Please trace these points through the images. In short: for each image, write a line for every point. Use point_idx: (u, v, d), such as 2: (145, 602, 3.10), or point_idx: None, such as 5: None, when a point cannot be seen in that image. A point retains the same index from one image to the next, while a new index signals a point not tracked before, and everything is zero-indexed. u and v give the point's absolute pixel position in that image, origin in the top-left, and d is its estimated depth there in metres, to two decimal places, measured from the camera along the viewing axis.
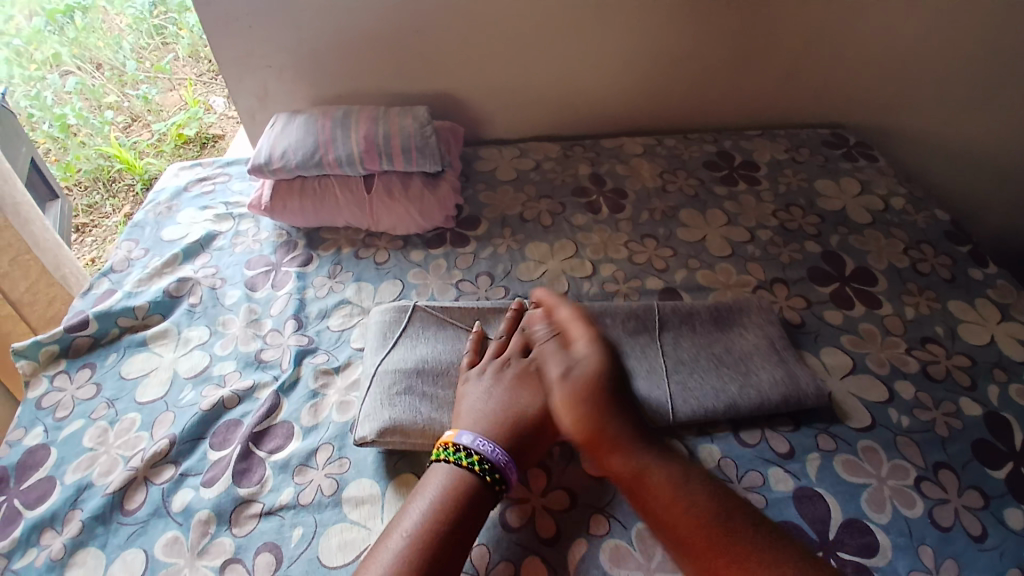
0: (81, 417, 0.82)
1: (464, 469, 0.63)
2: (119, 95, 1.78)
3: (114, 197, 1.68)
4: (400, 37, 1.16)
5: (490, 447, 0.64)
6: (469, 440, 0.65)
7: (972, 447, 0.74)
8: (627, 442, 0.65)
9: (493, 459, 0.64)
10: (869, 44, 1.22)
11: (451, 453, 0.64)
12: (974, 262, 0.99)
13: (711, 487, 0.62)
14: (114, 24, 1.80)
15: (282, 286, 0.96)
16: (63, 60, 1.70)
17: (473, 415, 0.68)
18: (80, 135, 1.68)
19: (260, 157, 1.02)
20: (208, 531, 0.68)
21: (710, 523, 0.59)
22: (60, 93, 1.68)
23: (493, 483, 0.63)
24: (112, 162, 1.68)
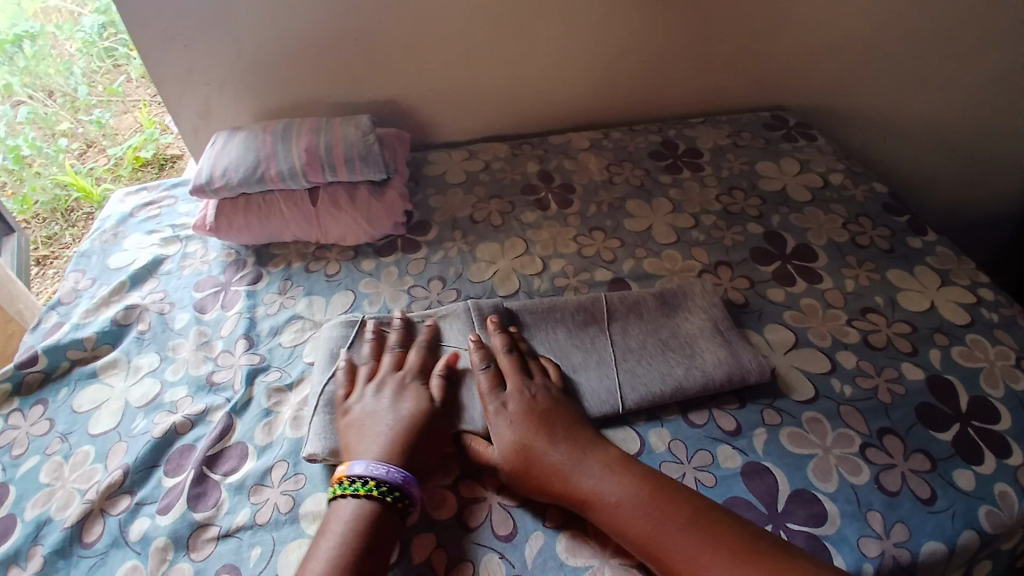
0: (36, 453, 0.81)
1: (355, 498, 0.64)
2: (73, 122, 1.75)
3: (74, 226, 1.63)
4: (339, 46, 1.16)
5: (385, 469, 0.65)
6: (361, 468, 0.66)
7: (914, 412, 0.77)
8: (567, 469, 0.66)
9: (390, 479, 0.65)
10: (801, 26, 1.25)
11: (345, 486, 0.65)
12: (911, 231, 1.03)
13: (656, 493, 0.63)
14: (62, 50, 1.78)
15: (231, 306, 0.95)
16: (14, 90, 1.70)
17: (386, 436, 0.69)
18: (35, 164, 1.65)
19: (201, 177, 1.01)
20: (166, 558, 0.67)
21: (662, 531, 0.61)
22: (13, 123, 1.68)
23: (393, 500, 0.64)
24: (69, 190, 1.64)
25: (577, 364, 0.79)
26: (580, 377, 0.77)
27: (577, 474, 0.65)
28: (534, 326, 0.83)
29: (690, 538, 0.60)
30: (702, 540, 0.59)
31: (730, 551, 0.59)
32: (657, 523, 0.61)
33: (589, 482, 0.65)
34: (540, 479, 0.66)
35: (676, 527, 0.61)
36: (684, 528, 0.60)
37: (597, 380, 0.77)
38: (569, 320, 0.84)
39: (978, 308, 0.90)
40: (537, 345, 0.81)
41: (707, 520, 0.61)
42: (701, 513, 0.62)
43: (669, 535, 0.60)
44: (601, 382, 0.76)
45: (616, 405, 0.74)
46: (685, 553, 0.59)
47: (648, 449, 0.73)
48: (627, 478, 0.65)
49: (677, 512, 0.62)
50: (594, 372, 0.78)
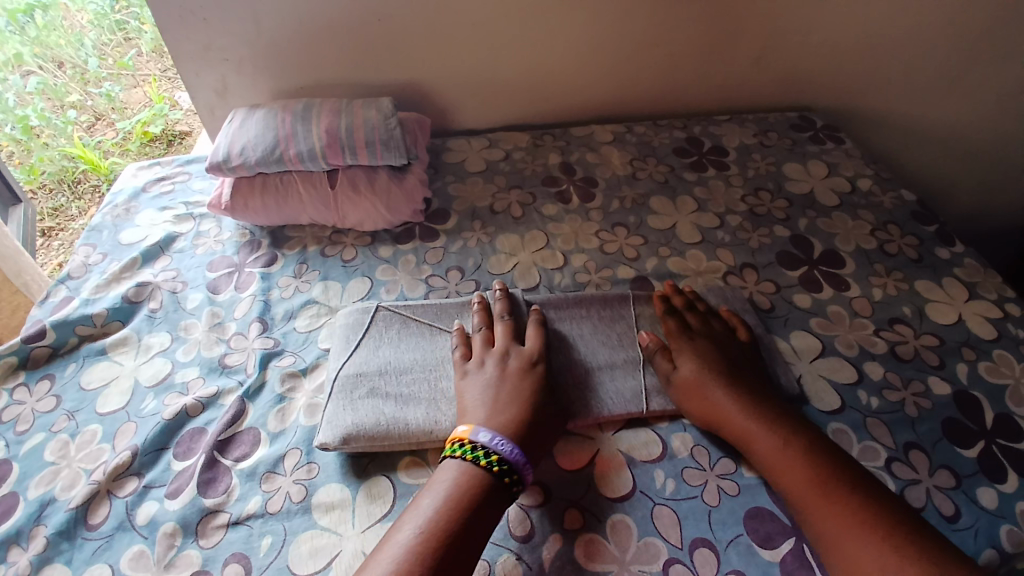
0: (42, 430, 0.79)
1: (473, 463, 0.64)
2: (82, 94, 1.71)
3: (80, 199, 1.62)
4: (362, 26, 1.13)
5: (509, 447, 0.65)
6: (487, 439, 0.65)
7: (940, 426, 0.75)
8: (735, 408, 0.70)
9: (511, 459, 0.64)
10: (834, 26, 1.22)
11: (468, 450, 0.65)
12: (939, 241, 1.00)
13: (806, 450, 0.65)
14: (74, 22, 1.72)
15: (246, 288, 0.93)
16: (24, 59, 1.62)
17: (488, 410, 0.68)
18: (43, 136, 1.61)
19: (218, 155, 0.98)
20: (174, 544, 0.66)
21: (801, 493, 0.63)
22: (22, 93, 1.60)
23: (504, 476, 0.63)
24: (77, 162, 1.62)
25: (589, 364, 0.78)
26: (598, 379, 0.76)
27: (745, 414, 0.69)
28: (555, 322, 0.83)
29: (831, 496, 0.61)
30: (842, 505, 0.61)
31: (871, 525, 0.59)
32: (804, 483, 0.63)
33: (753, 424, 0.68)
34: (715, 415, 0.70)
35: (818, 483, 0.62)
36: (829, 487, 0.62)
37: (608, 384, 0.76)
38: (588, 319, 0.83)
39: (1006, 323, 0.88)
40: (563, 342, 0.80)
41: (861, 497, 0.61)
42: (853, 480, 0.62)
43: (813, 487, 0.62)
44: (615, 387, 0.75)
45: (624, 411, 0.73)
46: (822, 520, 0.61)
47: (671, 454, 0.71)
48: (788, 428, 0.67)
49: (823, 473, 0.63)
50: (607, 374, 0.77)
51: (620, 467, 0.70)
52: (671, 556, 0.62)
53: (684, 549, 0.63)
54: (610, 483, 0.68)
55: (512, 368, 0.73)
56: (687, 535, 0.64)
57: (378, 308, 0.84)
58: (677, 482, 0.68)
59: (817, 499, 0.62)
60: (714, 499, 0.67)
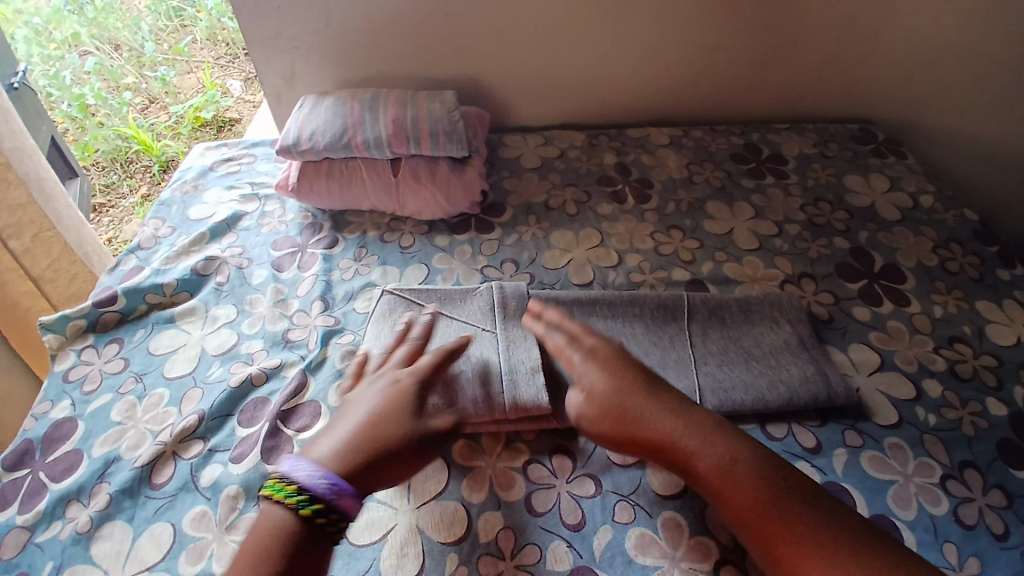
0: (109, 391, 0.84)
1: (278, 503, 0.57)
2: (137, 76, 1.79)
3: (131, 177, 1.69)
4: (428, 21, 1.15)
5: (319, 479, 0.58)
6: (295, 471, 0.59)
7: (996, 447, 0.73)
8: (668, 431, 0.63)
9: (317, 492, 0.57)
10: (905, 39, 1.20)
11: (274, 486, 0.58)
12: (1001, 262, 0.98)
13: (745, 453, 0.60)
14: (133, 7, 1.83)
15: (309, 267, 0.97)
16: (82, 40, 1.76)
17: (349, 440, 0.62)
18: (99, 115, 1.71)
19: (288, 138, 1.02)
20: (236, 506, 0.69)
21: (771, 501, 0.57)
22: (79, 72, 1.74)
23: (316, 516, 0.56)
24: (130, 142, 1.69)
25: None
26: None
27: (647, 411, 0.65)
28: (575, 321, 0.82)
29: (773, 500, 0.57)
30: (794, 506, 0.56)
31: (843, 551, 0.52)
32: (749, 486, 0.58)
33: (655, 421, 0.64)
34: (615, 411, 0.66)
35: (773, 487, 0.57)
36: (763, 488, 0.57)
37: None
38: (624, 319, 0.83)
39: None
40: (615, 339, 0.81)
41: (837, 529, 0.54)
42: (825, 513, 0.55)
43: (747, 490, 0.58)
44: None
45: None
46: (794, 530, 0.55)
47: None
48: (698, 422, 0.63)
49: (777, 481, 0.58)
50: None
51: None
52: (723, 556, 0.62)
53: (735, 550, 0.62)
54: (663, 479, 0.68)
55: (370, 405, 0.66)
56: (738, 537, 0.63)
57: (383, 292, 0.85)
58: None
59: (769, 503, 0.57)
60: None
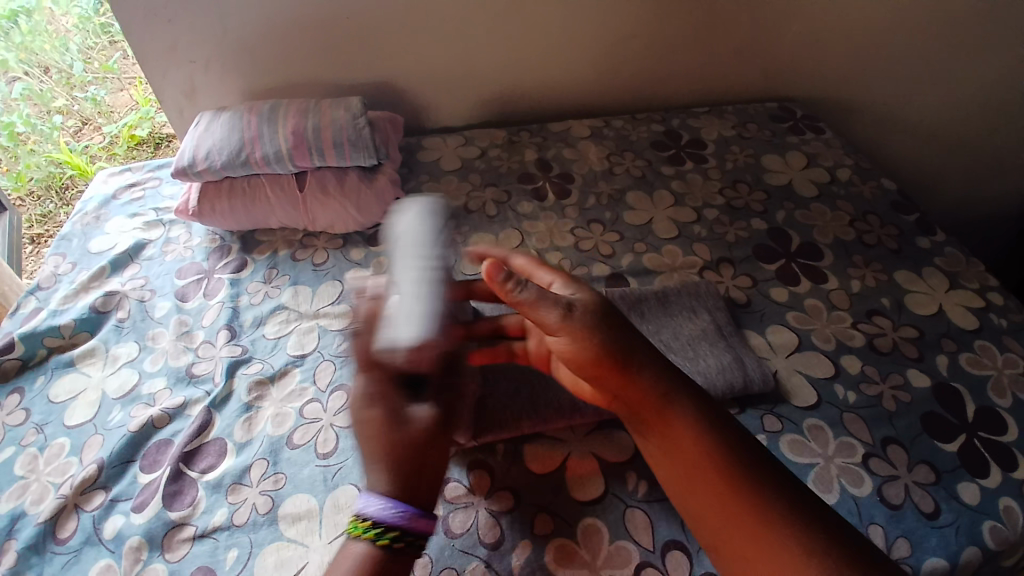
0: (11, 444, 0.78)
1: (358, 541, 0.55)
2: (68, 99, 1.68)
3: (68, 204, 1.61)
4: (330, 25, 1.11)
5: (392, 510, 0.55)
6: (370, 508, 0.55)
7: (919, 421, 0.74)
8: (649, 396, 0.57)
9: (396, 523, 0.55)
10: (812, 17, 1.21)
11: (354, 526, 0.56)
12: (919, 231, 0.99)
13: (748, 472, 0.53)
14: (59, 26, 1.66)
15: (214, 295, 0.92)
16: (10, 65, 1.59)
17: (374, 470, 0.58)
18: (29, 142, 1.60)
19: (183, 159, 0.96)
20: (140, 558, 0.65)
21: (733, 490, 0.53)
22: (6, 100, 1.60)
23: (399, 544, 0.55)
24: (64, 168, 1.61)
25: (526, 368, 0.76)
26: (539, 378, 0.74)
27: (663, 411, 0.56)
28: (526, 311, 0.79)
29: (762, 517, 0.51)
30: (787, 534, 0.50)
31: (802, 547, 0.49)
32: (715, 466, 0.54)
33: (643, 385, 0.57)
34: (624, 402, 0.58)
35: (770, 512, 0.51)
36: (756, 510, 0.51)
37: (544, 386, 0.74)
38: None
39: (986, 313, 0.86)
40: None
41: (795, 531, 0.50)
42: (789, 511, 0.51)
43: (726, 501, 0.52)
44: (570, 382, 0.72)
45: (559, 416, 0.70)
46: (749, 521, 0.51)
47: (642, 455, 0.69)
48: (713, 427, 0.56)
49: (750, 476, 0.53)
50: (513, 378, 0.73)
51: (591, 470, 0.68)
52: (643, 560, 0.61)
53: (656, 553, 0.62)
54: (581, 486, 0.67)
55: (374, 419, 0.59)
56: (659, 538, 0.63)
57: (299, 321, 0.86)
58: (650, 484, 0.67)
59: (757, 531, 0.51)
60: None
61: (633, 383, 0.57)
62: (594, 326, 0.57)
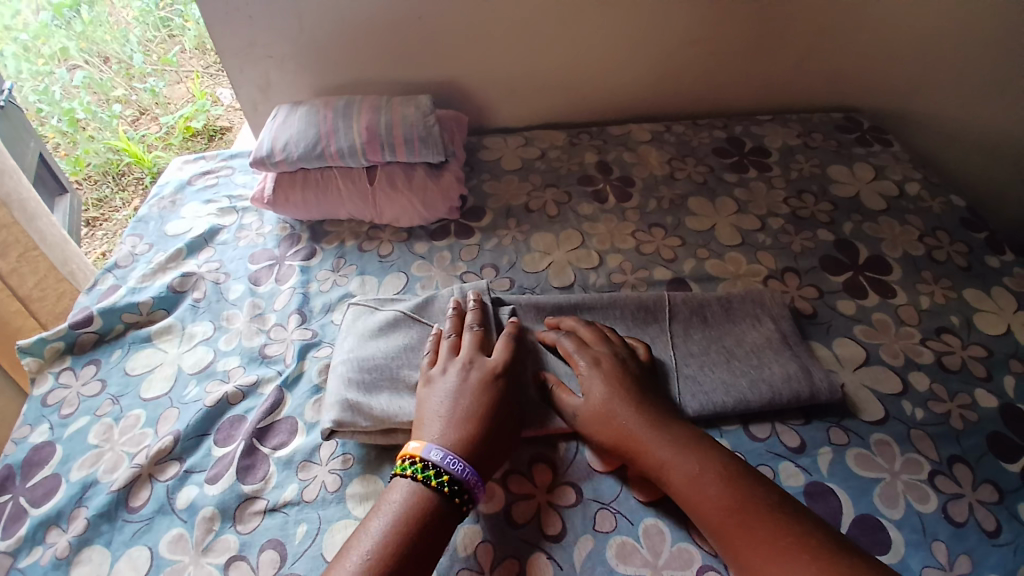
0: (87, 414, 0.83)
1: (419, 482, 0.60)
2: (127, 88, 1.77)
3: (123, 189, 1.68)
4: (401, 25, 1.14)
5: (460, 465, 0.61)
6: (439, 457, 0.61)
7: (986, 440, 0.72)
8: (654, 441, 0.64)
9: (462, 478, 0.61)
10: (886, 25, 1.18)
11: (418, 469, 0.61)
12: (989, 249, 0.96)
13: (750, 499, 0.59)
14: (119, 18, 1.79)
15: (286, 280, 0.96)
16: (70, 54, 1.71)
17: (443, 423, 0.65)
18: (88, 129, 1.68)
19: (262, 150, 1.01)
20: (212, 528, 0.68)
21: (739, 517, 0.58)
22: (69, 87, 1.69)
23: (455, 497, 0.60)
24: (121, 155, 1.67)
25: None
26: None
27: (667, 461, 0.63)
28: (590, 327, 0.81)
29: (780, 542, 0.55)
30: (811, 558, 0.53)
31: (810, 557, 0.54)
32: (721, 496, 0.59)
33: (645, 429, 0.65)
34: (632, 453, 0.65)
35: (776, 536, 0.56)
36: (770, 536, 0.56)
37: None
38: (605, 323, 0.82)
39: None
40: None
41: (802, 551, 0.54)
42: (792, 533, 0.56)
43: (739, 529, 0.57)
44: None
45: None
46: (758, 547, 0.56)
47: None
48: (715, 465, 0.62)
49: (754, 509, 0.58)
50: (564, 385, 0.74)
51: None
52: (705, 564, 0.61)
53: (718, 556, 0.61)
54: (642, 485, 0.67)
55: (472, 379, 0.69)
56: None
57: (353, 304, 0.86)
58: None
59: (771, 554, 0.55)
60: None
61: (639, 433, 0.65)
62: (630, 389, 0.68)
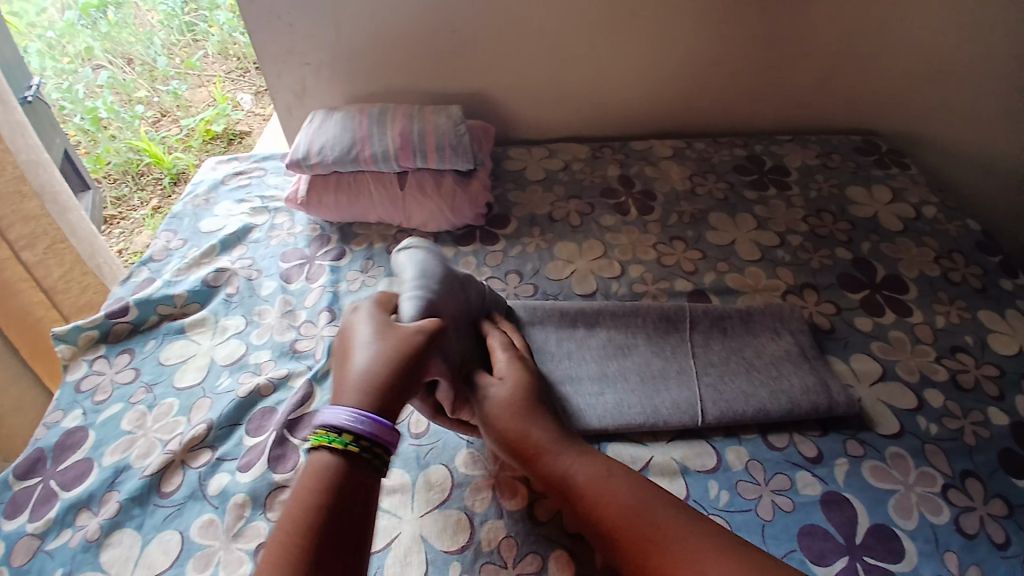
0: (120, 401, 0.85)
1: (331, 451, 0.55)
2: (150, 90, 1.83)
3: (142, 189, 1.72)
4: (435, 37, 1.18)
5: (366, 422, 0.57)
6: (347, 419, 0.57)
7: (997, 457, 0.73)
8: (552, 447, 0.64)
9: (370, 433, 0.57)
10: (908, 51, 1.21)
11: (325, 436, 0.56)
12: (1004, 272, 0.98)
13: (648, 502, 0.58)
14: (144, 20, 1.88)
15: (316, 279, 0.99)
16: (95, 54, 1.79)
17: (360, 384, 0.60)
18: (110, 128, 1.74)
19: (298, 153, 1.04)
20: (243, 515, 0.70)
21: (640, 520, 0.57)
22: (92, 86, 1.77)
23: (370, 457, 0.56)
24: (142, 155, 1.72)
25: (614, 373, 0.79)
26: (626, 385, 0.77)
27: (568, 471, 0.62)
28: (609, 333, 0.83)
29: (675, 542, 0.55)
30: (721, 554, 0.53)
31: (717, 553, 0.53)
32: (626, 501, 0.58)
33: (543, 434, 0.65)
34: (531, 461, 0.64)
35: (682, 538, 0.55)
36: (668, 537, 0.55)
37: (630, 393, 0.76)
38: (628, 330, 0.84)
39: None
40: (617, 351, 0.82)
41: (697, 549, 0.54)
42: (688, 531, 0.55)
43: (635, 535, 0.56)
44: (640, 400, 0.75)
45: (646, 424, 0.73)
46: (659, 550, 0.55)
47: (725, 466, 0.72)
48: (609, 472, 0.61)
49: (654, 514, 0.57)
50: (587, 388, 0.77)
51: (673, 475, 0.71)
52: None
53: None
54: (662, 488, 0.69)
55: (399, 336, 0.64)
56: None
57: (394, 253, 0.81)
58: (731, 495, 0.69)
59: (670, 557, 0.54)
60: (768, 513, 0.67)
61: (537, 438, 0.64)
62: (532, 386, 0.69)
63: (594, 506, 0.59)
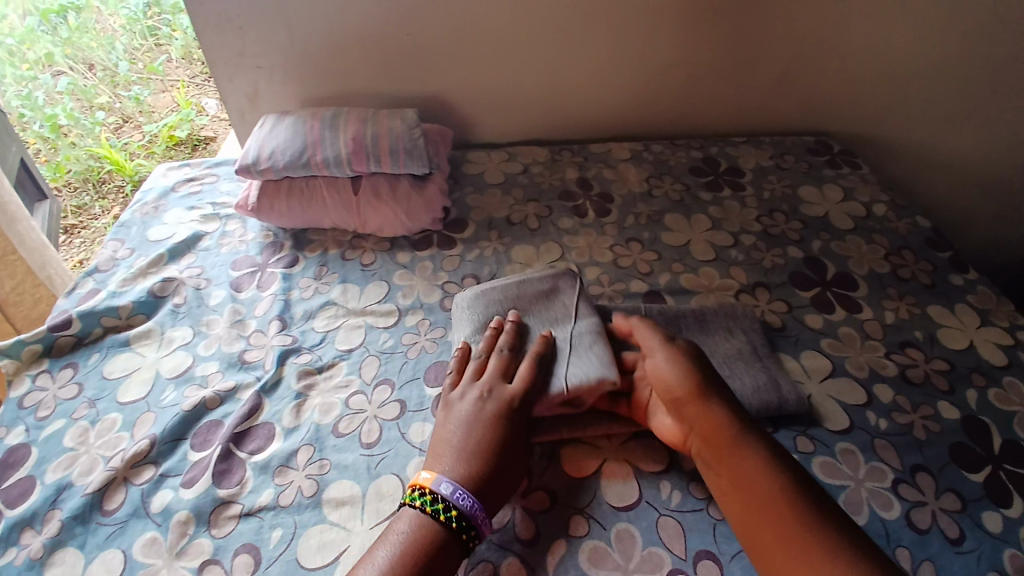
0: (63, 416, 0.82)
1: (427, 513, 0.60)
2: (111, 96, 1.78)
3: (103, 198, 1.66)
4: (390, 40, 1.17)
5: (469, 500, 0.61)
6: (447, 490, 0.61)
7: (948, 451, 0.75)
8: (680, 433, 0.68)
9: (470, 514, 0.60)
10: (855, 54, 1.24)
11: (426, 500, 0.61)
12: (953, 268, 1.00)
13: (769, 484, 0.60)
14: (105, 25, 1.79)
15: (267, 287, 0.96)
16: (55, 60, 1.70)
17: (454, 458, 0.64)
18: (70, 135, 1.67)
19: (248, 158, 1.02)
20: (186, 532, 0.68)
21: (751, 503, 0.59)
22: (51, 92, 1.67)
23: (464, 537, 0.60)
24: (102, 163, 1.67)
25: None
26: None
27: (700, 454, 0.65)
28: None
29: (783, 524, 0.57)
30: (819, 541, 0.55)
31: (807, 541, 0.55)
32: (740, 485, 0.61)
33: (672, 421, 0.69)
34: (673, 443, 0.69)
35: (787, 522, 0.57)
36: (777, 520, 0.57)
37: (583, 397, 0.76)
38: None
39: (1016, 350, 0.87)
40: None
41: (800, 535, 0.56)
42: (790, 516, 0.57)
43: (750, 514, 0.59)
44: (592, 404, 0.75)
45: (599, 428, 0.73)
46: (768, 531, 0.57)
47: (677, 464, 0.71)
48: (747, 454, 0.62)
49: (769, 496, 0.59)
50: None
51: (626, 477, 0.70)
52: (674, 567, 0.63)
53: (688, 560, 0.63)
54: (616, 492, 0.69)
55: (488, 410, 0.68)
56: (692, 547, 0.64)
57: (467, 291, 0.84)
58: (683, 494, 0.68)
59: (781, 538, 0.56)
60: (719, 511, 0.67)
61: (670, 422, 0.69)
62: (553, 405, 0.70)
63: (720, 486, 0.63)
